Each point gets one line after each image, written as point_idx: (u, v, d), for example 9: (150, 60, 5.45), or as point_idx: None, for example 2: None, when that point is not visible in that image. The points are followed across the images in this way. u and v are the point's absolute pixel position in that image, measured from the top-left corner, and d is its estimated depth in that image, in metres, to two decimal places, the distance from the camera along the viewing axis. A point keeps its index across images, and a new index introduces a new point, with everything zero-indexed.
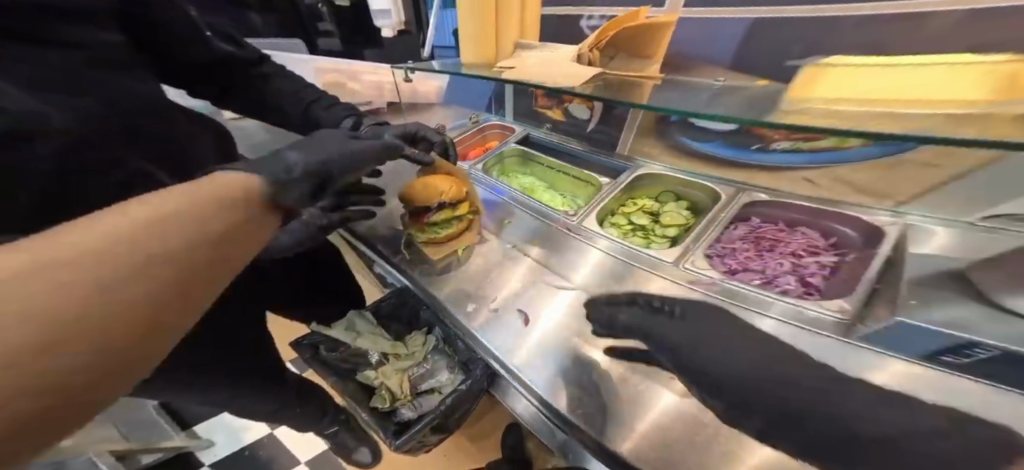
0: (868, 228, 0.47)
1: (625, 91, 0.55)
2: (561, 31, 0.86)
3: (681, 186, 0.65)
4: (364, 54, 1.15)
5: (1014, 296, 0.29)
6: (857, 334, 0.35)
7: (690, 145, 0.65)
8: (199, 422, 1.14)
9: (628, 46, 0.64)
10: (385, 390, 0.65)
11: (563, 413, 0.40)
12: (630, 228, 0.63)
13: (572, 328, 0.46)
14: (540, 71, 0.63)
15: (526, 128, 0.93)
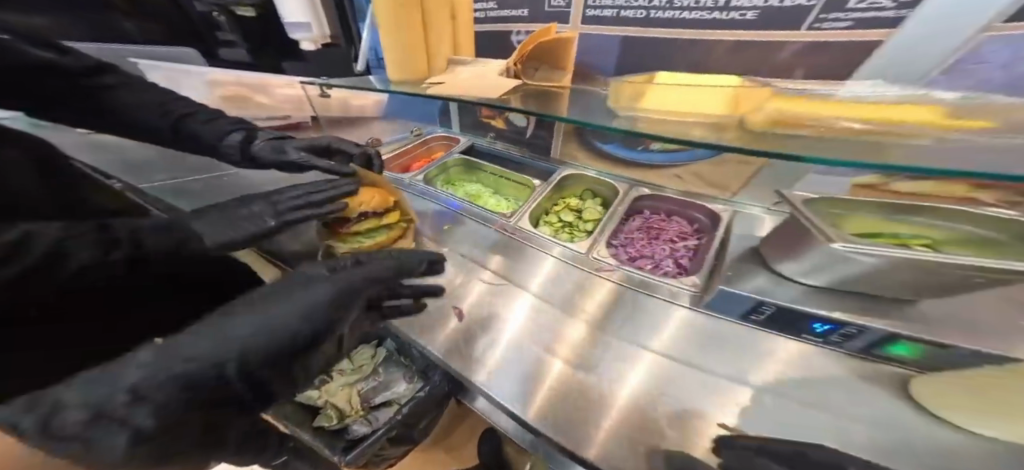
0: (712, 215, 0.58)
1: (546, 101, 0.60)
2: (498, 44, 0.99)
3: (596, 184, 0.75)
4: (285, 66, 1.15)
5: (780, 261, 0.37)
6: (701, 302, 0.44)
7: (601, 148, 0.74)
8: None
9: (548, 59, 0.71)
10: (331, 408, 0.67)
11: (535, 425, 0.40)
12: (559, 226, 0.70)
13: (536, 338, 0.47)
14: (471, 85, 0.67)
15: (470, 138, 0.99)
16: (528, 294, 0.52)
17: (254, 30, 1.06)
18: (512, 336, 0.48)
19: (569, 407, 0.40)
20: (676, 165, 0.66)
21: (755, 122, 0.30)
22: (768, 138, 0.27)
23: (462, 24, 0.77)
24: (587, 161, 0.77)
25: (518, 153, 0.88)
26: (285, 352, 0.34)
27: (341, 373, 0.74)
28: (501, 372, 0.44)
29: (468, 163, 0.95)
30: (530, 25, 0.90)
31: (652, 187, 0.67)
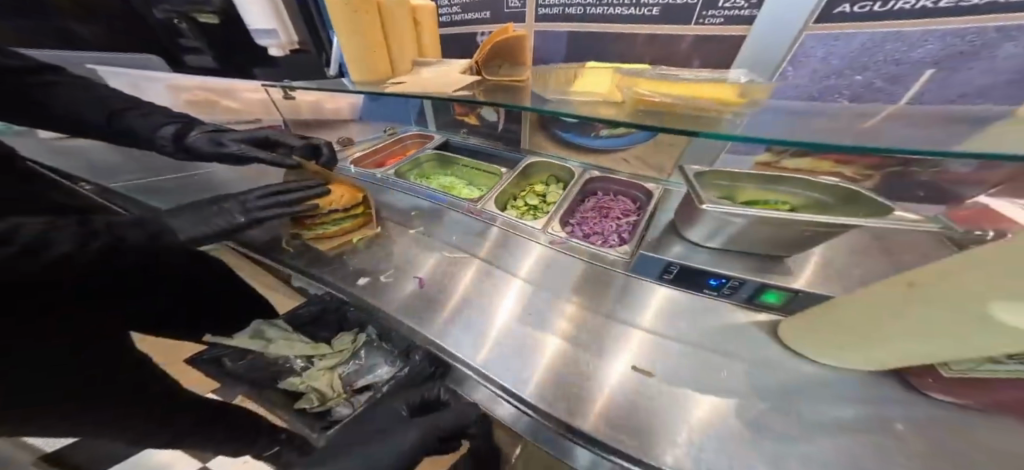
0: (648, 192, 0.63)
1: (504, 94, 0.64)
2: (461, 46, 1.02)
3: (557, 170, 0.79)
4: (256, 72, 1.17)
5: (691, 230, 0.44)
6: (629, 266, 0.50)
7: (558, 134, 0.78)
8: None
9: (508, 57, 0.75)
10: (314, 391, 0.70)
11: (532, 399, 0.40)
12: (526, 208, 0.73)
13: (525, 320, 0.49)
14: (433, 82, 0.71)
15: (446, 135, 1.01)
16: (518, 280, 0.55)
17: (217, 37, 1.08)
18: (503, 320, 0.49)
19: (562, 382, 0.41)
20: (623, 148, 0.71)
21: (634, 101, 0.35)
22: (659, 115, 0.32)
23: (424, 27, 0.80)
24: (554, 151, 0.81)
25: (493, 147, 0.93)
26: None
27: (320, 358, 0.76)
28: (500, 354, 0.45)
29: (441, 158, 0.98)
30: (492, 27, 0.93)
31: (607, 170, 0.71)
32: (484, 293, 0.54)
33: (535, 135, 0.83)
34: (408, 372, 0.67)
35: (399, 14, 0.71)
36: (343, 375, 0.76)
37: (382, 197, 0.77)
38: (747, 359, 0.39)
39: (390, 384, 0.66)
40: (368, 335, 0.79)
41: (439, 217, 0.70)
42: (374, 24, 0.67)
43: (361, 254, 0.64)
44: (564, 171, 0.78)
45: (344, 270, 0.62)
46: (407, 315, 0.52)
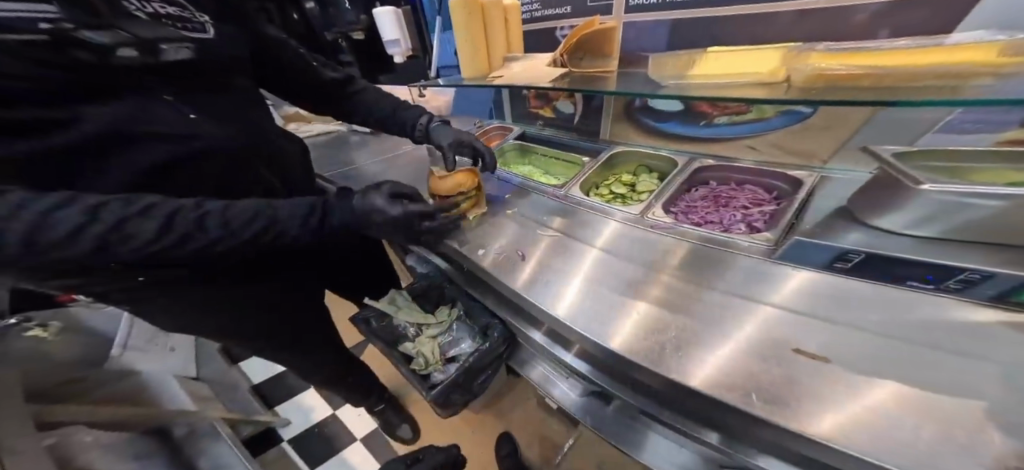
0: (792, 180, 0.60)
1: (592, 84, 0.67)
2: (541, 42, 1.05)
3: (648, 158, 0.80)
4: (385, 77, 1.81)
5: (876, 216, 0.45)
6: (777, 254, 0.50)
7: (658, 128, 0.81)
8: (280, 403, 1.41)
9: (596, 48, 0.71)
10: (422, 356, 0.84)
11: (617, 351, 0.44)
12: (611, 196, 0.74)
13: (613, 287, 0.54)
14: (525, 76, 0.74)
15: (521, 127, 1.09)
16: (596, 250, 0.62)
17: (363, 45, 1.74)
18: (579, 285, 0.56)
19: (647, 343, 0.44)
20: (749, 135, 0.68)
21: (810, 78, 0.38)
22: (839, 92, 0.35)
23: (512, 25, 0.81)
24: (643, 141, 0.83)
25: (569, 137, 0.96)
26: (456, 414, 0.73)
27: (427, 327, 0.91)
28: (579, 308, 0.52)
29: (522, 147, 1.03)
30: (574, 21, 0.94)
31: (726, 159, 0.70)
32: (564, 259, 0.62)
33: (623, 128, 0.86)
34: (491, 347, 0.78)
35: (493, 11, 0.75)
36: (442, 344, 0.89)
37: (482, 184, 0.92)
38: (945, 359, 0.33)
39: (476, 355, 0.76)
40: (460, 310, 0.92)
41: (525, 196, 0.82)
42: (478, 23, 0.73)
43: (480, 229, 0.76)
44: (666, 162, 0.77)
45: (463, 240, 0.75)
46: (502, 276, 0.63)
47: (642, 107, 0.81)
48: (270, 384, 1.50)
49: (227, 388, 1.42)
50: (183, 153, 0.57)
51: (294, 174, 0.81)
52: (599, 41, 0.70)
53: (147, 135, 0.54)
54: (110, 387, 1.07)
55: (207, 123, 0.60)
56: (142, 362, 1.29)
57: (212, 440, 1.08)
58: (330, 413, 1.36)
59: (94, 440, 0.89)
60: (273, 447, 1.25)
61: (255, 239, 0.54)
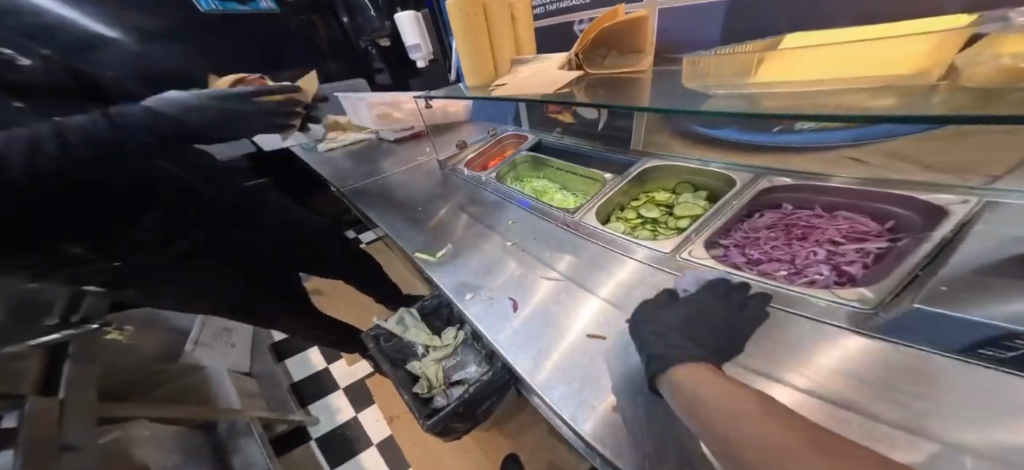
0: (926, 207, 0.47)
1: (615, 87, 0.58)
2: (560, 40, 0.94)
3: (690, 175, 0.74)
4: (411, 81, 1.84)
5: None
6: (872, 323, 0.39)
7: (711, 137, 0.72)
8: (313, 402, 1.49)
9: (614, 43, 0.63)
10: (425, 379, 0.91)
11: (593, 442, 0.38)
12: (639, 221, 0.72)
13: (598, 341, 0.50)
14: (530, 83, 0.65)
15: (539, 135, 1.08)
16: (598, 299, 0.56)
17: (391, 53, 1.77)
18: (574, 339, 0.51)
19: (624, 432, 0.38)
20: (863, 142, 0.54)
21: (981, 74, 0.28)
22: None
23: (520, 22, 0.78)
24: (686, 152, 0.76)
25: (590, 146, 0.91)
26: (406, 378, 0.91)
27: (433, 351, 0.97)
28: (564, 373, 0.46)
29: (535, 158, 1.02)
30: (593, 11, 0.82)
31: (806, 177, 0.59)
32: (554, 307, 0.57)
33: (661, 136, 0.79)
34: (492, 376, 0.84)
35: (496, 9, 0.71)
36: (446, 367, 0.95)
37: (486, 200, 0.93)
38: None
39: (477, 385, 0.83)
40: (466, 333, 0.99)
41: (532, 224, 0.79)
42: (479, 25, 0.70)
43: (498, 277, 0.68)
44: (719, 180, 0.69)
45: (465, 274, 0.71)
46: (483, 325, 0.58)
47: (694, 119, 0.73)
48: (307, 382, 1.59)
49: (269, 385, 1.50)
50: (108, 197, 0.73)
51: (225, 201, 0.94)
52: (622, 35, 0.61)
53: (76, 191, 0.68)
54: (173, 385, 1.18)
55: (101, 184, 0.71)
56: (209, 358, 1.41)
57: (244, 438, 1.12)
58: (354, 416, 1.41)
59: (150, 434, 0.94)
60: (299, 447, 1.33)
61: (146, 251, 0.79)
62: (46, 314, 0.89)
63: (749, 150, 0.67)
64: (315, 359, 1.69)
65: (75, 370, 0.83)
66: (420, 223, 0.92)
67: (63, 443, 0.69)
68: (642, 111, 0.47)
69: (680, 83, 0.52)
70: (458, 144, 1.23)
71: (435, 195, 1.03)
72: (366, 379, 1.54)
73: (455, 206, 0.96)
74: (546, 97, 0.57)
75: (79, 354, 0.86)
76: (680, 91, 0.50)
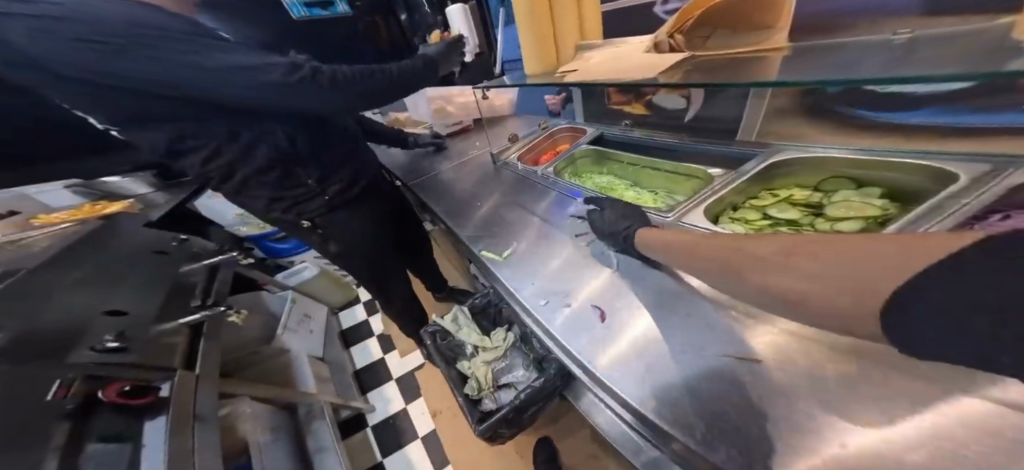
0: None
1: (720, 70, 0.47)
2: (630, 19, 0.79)
3: (852, 167, 0.53)
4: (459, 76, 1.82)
5: None
6: None
7: (908, 122, 0.49)
8: (372, 390, 1.60)
9: (728, 19, 0.51)
10: (475, 380, 0.88)
11: (665, 428, 0.38)
12: (769, 223, 0.53)
13: (682, 341, 0.45)
14: (607, 68, 0.58)
15: (601, 129, 0.95)
16: (675, 287, 0.52)
17: None
18: (637, 330, 0.49)
19: (704, 415, 0.38)
20: None
21: None
22: None
23: (589, 6, 0.69)
24: (832, 141, 0.57)
25: (672, 140, 0.77)
26: (456, 378, 0.88)
27: (483, 351, 0.93)
28: (628, 364, 0.46)
29: (598, 152, 0.92)
30: None
31: None
32: (623, 301, 0.54)
33: (801, 125, 0.60)
34: (543, 382, 0.75)
35: None
36: (495, 369, 0.91)
37: (548, 199, 0.85)
38: None
39: (528, 390, 0.75)
40: (515, 335, 0.94)
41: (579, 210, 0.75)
42: (544, 11, 0.65)
43: (551, 265, 0.66)
44: (922, 175, 0.47)
45: (530, 263, 0.69)
46: (534, 306, 0.60)
47: (863, 99, 0.53)
48: (366, 370, 1.71)
49: (337, 371, 1.63)
50: (275, 142, 0.87)
51: (354, 174, 1.05)
52: (739, 9, 0.48)
53: (247, 126, 0.82)
54: (274, 360, 1.41)
55: (269, 128, 0.85)
56: (294, 341, 1.57)
57: (317, 421, 1.26)
58: (403, 408, 1.48)
59: (252, 412, 1.06)
60: (358, 433, 1.43)
61: (287, 182, 0.94)
62: (192, 295, 1.11)
63: (907, 134, 0.50)
64: (374, 348, 1.81)
65: (207, 347, 0.98)
66: (470, 209, 0.94)
67: (197, 414, 0.79)
68: (769, 86, 0.39)
69: (844, 59, 0.38)
70: (508, 139, 1.16)
71: (482, 190, 1.01)
72: (415, 372, 1.60)
73: (515, 205, 0.89)
74: (630, 82, 0.48)
75: (209, 333, 1.02)
76: (858, 63, 0.36)
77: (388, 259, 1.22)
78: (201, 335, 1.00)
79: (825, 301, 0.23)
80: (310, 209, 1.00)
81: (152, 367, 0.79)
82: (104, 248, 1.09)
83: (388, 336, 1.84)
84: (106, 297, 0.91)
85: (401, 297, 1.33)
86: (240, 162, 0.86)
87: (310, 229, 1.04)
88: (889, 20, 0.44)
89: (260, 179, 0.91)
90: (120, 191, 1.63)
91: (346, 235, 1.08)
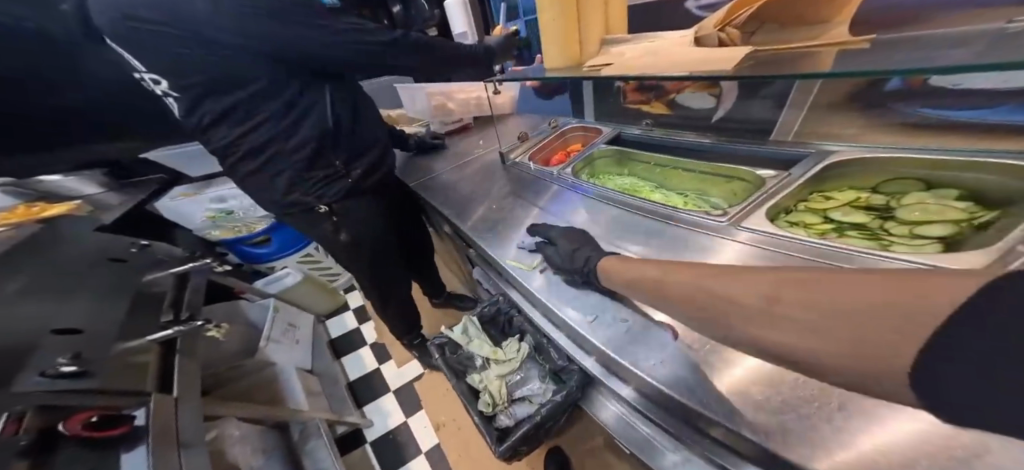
0: None
1: (778, 62, 0.45)
2: (659, 15, 0.81)
3: (923, 170, 0.55)
4: None
5: None
6: None
7: (985, 120, 0.50)
8: (368, 403, 1.51)
9: (777, 14, 0.50)
10: (488, 395, 0.82)
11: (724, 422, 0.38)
12: (833, 226, 0.54)
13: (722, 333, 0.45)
14: (646, 61, 0.56)
15: (618, 128, 0.98)
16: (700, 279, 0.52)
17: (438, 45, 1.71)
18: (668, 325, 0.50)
19: (751, 407, 0.37)
20: None
21: None
22: None
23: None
24: (892, 139, 0.58)
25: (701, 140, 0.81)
26: (469, 393, 0.84)
27: (495, 364, 0.88)
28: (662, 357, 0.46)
29: (620, 153, 0.94)
30: None
31: None
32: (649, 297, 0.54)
33: (849, 122, 0.63)
34: (564, 396, 0.69)
35: None
36: (508, 383, 0.86)
37: (548, 188, 0.88)
38: None
39: (548, 406, 0.70)
40: (529, 346, 0.87)
41: (600, 209, 0.74)
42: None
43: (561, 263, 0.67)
44: (1011, 176, 0.47)
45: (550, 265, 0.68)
46: (554, 302, 0.60)
47: (922, 97, 0.54)
48: (361, 380, 1.63)
49: (331, 384, 1.54)
50: (319, 113, 0.87)
51: (381, 159, 1.04)
52: (795, 5, 0.47)
53: (294, 95, 0.83)
54: (250, 382, 1.27)
55: (316, 96, 0.86)
56: (280, 353, 1.46)
57: (313, 440, 1.16)
58: (404, 421, 1.41)
59: (240, 433, 0.97)
60: (356, 449, 1.35)
61: (319, 159, 0.90)
62: (163, 308, 1.01)
63: (970, 129, 0.51)
64: (368, 358, 1.72)
65: (183, 363, 0.87)
66: (470, 205, 0.94)
67: (182, 441, 0.70)
68: (833, 77, 0.37)
69: (918, 51, 0.37)
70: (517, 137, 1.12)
71: (485, 188, 0.99)
72: (414, 382, 1.53)
73: (524, 202, 0.88)
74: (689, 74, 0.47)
75: (186, 349, 0.91)
76: (943, 54, 0.36)
77: (394, 260, 1.17)
78: (175, 350, 0.90)
79: (856, 374, 0.22)
80: (330, 194, 0.95)
81: (121, 392, 0.68)
82: (42, 253, 0.96)
83: (382, 345, 1.76)
84: (53, 315, 0.79)
85: (400, 300, 1.28)
86: (280, 131, 0.84)
87: (324, 216, 0.97)
88: (949, 18, 0.45)
89: (293, 152, 0.87)
90: (58, 191, 1.43)
91: (361, 225, 1.03)
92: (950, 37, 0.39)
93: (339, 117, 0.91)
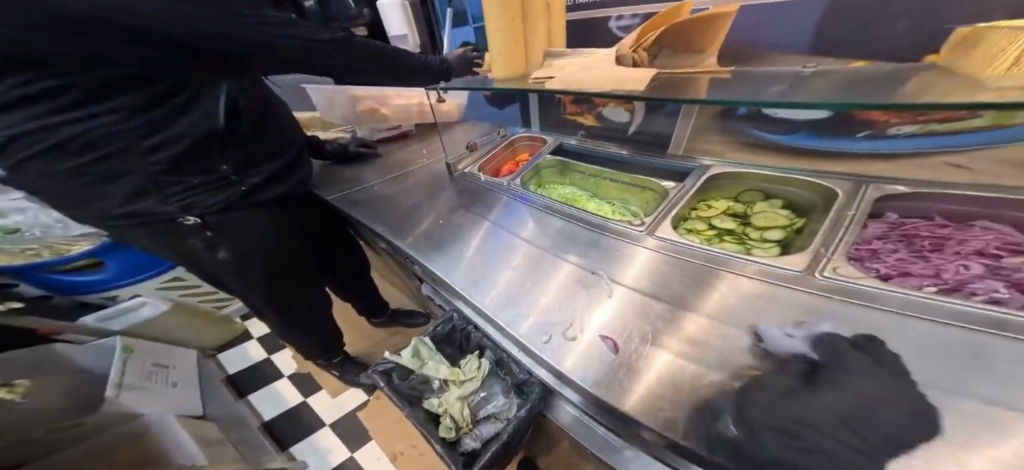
0: None
1: (677, 88, 0.54)
2: (587, 36, 0.95)
3: (770, 184, 0.75)
4: None
5: None
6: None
7: (804, 145, 0.72)
8: (295, 443, 1.30)
9: (673, 43, 0.62)
10: (449, 420, 0.79)
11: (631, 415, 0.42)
12: (714, 233, 0.69)
13: (641, 330, 0.51)
14: (580, 77, 0.64)
15: (559, 138, 1.08)
16: (620, 287, 0.59)
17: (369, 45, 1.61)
18: (590, 327, 0.54)
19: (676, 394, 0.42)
20: (951, 149, 0.57)
21: None
22: None
23: (553, 14, 0.76)
24: (745, 158, 0.77)
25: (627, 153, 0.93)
26: (430, 418, 0.80)
27: (455, 386, 0.85)
28: (586, 354, 0.50)
29: (562, 163, 1.03)
30: (638, 8, 0.81)
31: (878, 181, 0.62)
32: (572, 304, 0.59)
33: (717, 141, 0.82)
34: (528, 410, 0.69)
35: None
36: (471, 404, 0.84)
37: (496, 197, 0.92)
38: None
39: (514, 422, 0.70)
40: (490, 362, 0.88)
41: (540, 220, 0.80)
42: (514, 10, 0.67)
43: (501, 275, 0.69)
44: (814, 191, 0.68)
45: (483, 280, 0.69)
46: (500, 314, 0.61)
47: (765, 124, 0.75)
48: (284, 422, 1.38)
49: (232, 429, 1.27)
50: (193, 112, 0.73)
51: (263, 165, 0.91)
52: (687, 35, 0.60)
53: (156, 93, 0.69)
54: (81, 448, 0.93)
55: (202, 94, 0.74)
56: (143, 402, 1.13)
57: None
58: (350, 456, 1.26)
59: None
60: None
61: (187, 165, 0.77)
62: None
63: (790, 152, 0.73)
64: (288, 392, 1.48)
65: None
66: (403, 225, 0.90)
67: None
68: (704, 103, 0.48)
69: (756, 84, 0.51)
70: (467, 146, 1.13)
71: (418, 204, 0.97)
72: (357, 411, 1.38)
73: (469, 215, 0.89)
74: (610, 92, 0.56)
75: None
76: (780, 87, 0.49)
77: (303, 275, 1.04)
78: None
79: None
80: (207, 203, 0.80)
81: None
82: None
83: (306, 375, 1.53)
84: None
85: (314, 318, 1.14)
86: (129, 132, 0.69)
87: (194, 229, 0.82)
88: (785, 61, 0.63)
89: (145, 156, 0.72)
90: None
91: (243, 240, 0.87)
92: (785, 74, 0.54)
93: (233, 118, 0.80)
